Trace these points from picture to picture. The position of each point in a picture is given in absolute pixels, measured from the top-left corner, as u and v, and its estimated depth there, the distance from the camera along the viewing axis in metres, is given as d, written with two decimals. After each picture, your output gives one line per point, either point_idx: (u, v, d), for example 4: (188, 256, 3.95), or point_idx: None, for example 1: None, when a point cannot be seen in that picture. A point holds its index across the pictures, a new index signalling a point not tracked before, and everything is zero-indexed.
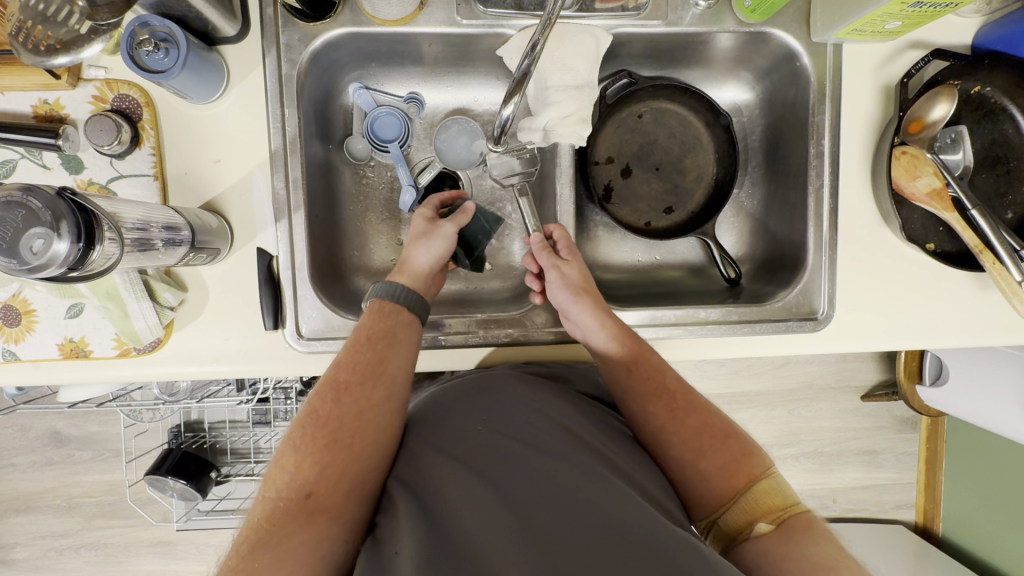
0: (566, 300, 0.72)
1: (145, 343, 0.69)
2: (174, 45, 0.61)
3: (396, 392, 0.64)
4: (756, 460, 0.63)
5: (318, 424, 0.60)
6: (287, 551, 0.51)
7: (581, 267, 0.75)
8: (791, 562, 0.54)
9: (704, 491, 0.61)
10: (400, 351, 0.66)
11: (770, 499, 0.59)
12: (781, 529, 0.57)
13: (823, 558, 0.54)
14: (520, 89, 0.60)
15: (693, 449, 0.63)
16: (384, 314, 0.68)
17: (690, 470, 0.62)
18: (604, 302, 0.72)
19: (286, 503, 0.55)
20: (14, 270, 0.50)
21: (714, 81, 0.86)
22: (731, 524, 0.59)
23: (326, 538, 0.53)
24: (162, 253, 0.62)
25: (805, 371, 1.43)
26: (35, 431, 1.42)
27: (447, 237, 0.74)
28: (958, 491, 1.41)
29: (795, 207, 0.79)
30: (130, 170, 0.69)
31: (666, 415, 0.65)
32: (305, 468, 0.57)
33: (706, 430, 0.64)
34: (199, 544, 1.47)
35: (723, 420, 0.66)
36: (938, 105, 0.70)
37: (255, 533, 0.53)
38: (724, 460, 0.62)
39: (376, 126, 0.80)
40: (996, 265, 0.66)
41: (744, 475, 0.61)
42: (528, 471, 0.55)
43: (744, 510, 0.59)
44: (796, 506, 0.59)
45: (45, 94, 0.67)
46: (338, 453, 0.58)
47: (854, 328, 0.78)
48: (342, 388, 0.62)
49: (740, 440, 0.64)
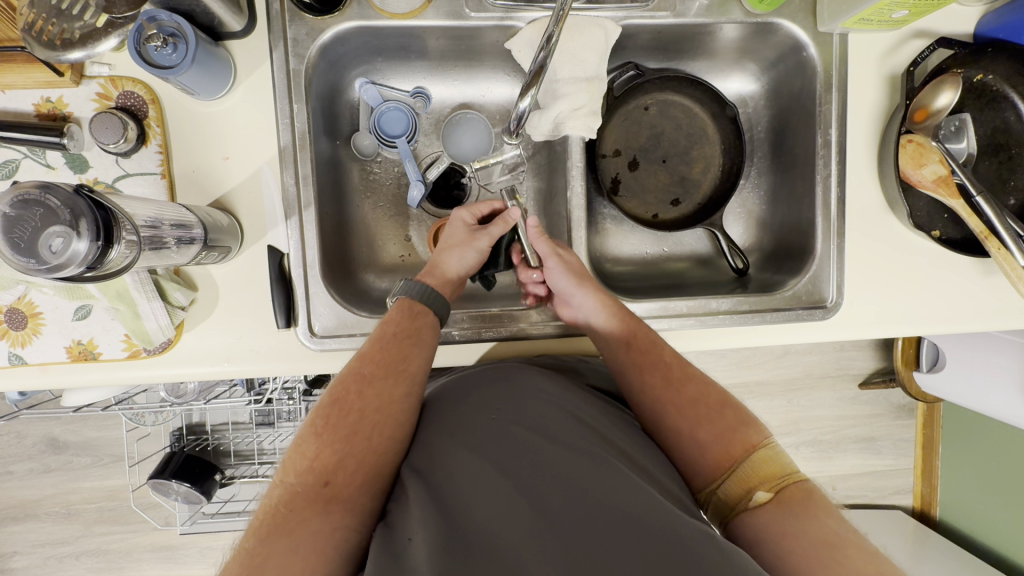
0: (567, 286, 0.73)
1: (156, 343, 0.69)
2: (183, 40, 0.60)
3: (417, 387, 0.64)
4: (753, 430, 0.62)
5: (340, 413, 0.60)
6: (303, 537, 0.50)
7: (579, 261, 0.76)
8: (793, 540, 0.52)
9: (701, 462, 0.61)
10: (423, 351, 0.66)
11: (766, 468, 0.58)
12: (780, 498, 0.56)
13: (825, 535, 0.52)
14: (538, 81, 0.60)
15: (688, 420, 0.63)
16: (412, 313, 0.68)
17: (687, 440, 0.62)
18: (603, 288, 0.74)
19: (304, 489, 0.55)
20: (31, 270, 0.49)
21: (719, 73, 0.87)
22: (730, 493, 0.58)
23: (341, 527, 0.52)
24: (175, 251, 0.61)
25: (805, 360, 1.45)
26: (31, 438, 1.40)
27: (481, 250, 0.76)
28: (956, 475, 1.43)
29: (802, 197, 0.80)
30: (136, 168, 0.68)
31: (662, 386, 0.65)
32: (325, 455, 0.57)
33: (701, 402, 0.64)
34: (202, 548, 1.45)
35: (718, 390, 0.66)
36: (942, 94, 0.71)
37: (271, 516, 0.53)
38: (720, 429, 0.62)
39: (383, 122, 0.79)
40: (1001, 250, 0.68)
41: (741, 443, 0.60)
42: (542, 458, 0.54)
43: (742, 481, 0.58)
44: (794, 475, 0.58)
45: (48, 92, 0.66)
46: (356, 444, 0.58)
47: (863, 315, 0.79)
48: (367, 380, 0.62)
49: (736, 410, 0.63)
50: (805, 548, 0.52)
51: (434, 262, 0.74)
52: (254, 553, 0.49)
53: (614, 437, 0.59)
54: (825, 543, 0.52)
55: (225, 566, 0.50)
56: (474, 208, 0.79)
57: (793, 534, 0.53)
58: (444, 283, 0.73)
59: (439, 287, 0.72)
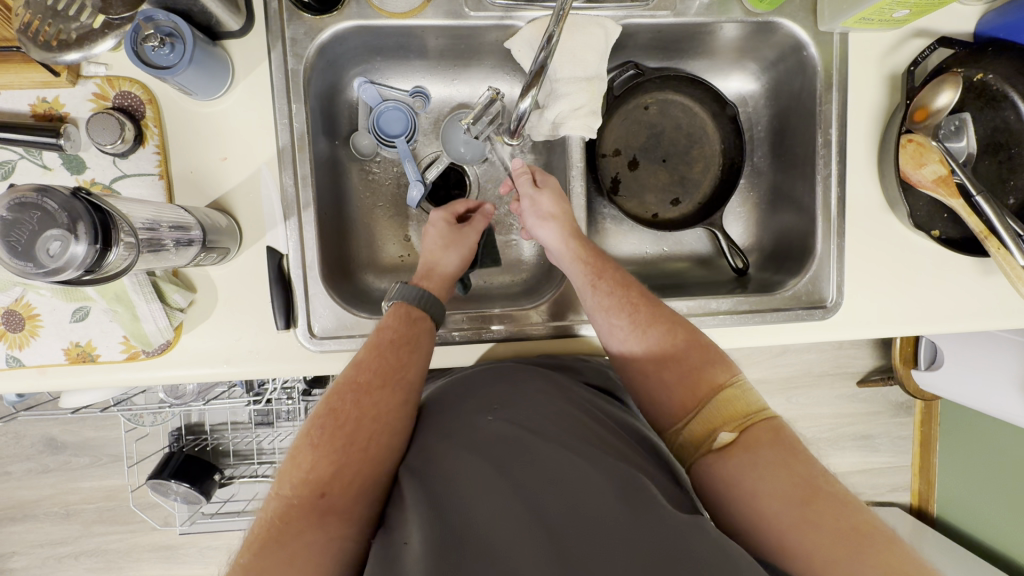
0: (533, 220, 0.74)
1: (155, 346, 0.68)
2: (180, 40, 0.60)
3: (413, 396, 0.64)
4: (722, 369, 0.61)
5: (337, 423, 0.59)
6: (300, 552, 0.50)
7: (555, 191, 0.75)
8: (752, 479, 0.52)
9: (668, 402, 0.61)
10: (419, 358, 0.66)
11: (731, 408, 0.58)
12: (744, 436, 0.55)
13: (791, 476, 0.51)
14: (538, 81, 0.60)
15: (655, 360, 0.63)
16: (409, 319, 0.68)
17: (653, 380, 0.63)
18: (577, 230, 0.73)
19: (299, 501, 0.54)
20: (29, 273, 0.49)
21: (720, 72, 0.87)
22: (694, 434, 0.58)
23: (339, 540, 0.52)
24: (173, 253, 0.60)
25: (803, 358, 1.45)
26: (29, 438, 1.39)
27: (471, 245, 0.76)
28: (953, 472, 1.43)
29: (802, 195, 0.80)
30: (133, 169, 0.67)
31: (629, 327, 0.66)
32: (321, 466, 0.56)
33: (668, 340, 0.64)
34: (201, 547, 1.45)
35: (688, 329, 0.65)
36: (942, 92, 0.71)
37: (266, 530, 0.52)
38: (686, 369, 0.62)
39: (382, 121, 0.79)
40: (1001, 250, 0.68)
41: (708, 383, 0.60)
42: (537, 459, 0.54)
43: (707, 421, 0.58)
44: (762, 414, 0.57)
45: (44, 92, 0.66)
46: (353, 454, 0.57)
47: (862, 315, 0.79)
48: (363, 389, 0.62)
49: (705, 349, 0.63)
50: (763, 482, 0.52)
51: (428, 266, 0.74)
52: (249, 569, 0.48)
53: (611, 438, 0.59)
54: (790, 483, 0.51)
55: None
56: (450, 207, 0.79)
57: (752, 471, 0.53)
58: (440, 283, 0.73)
59: (438, 290, 0.73)
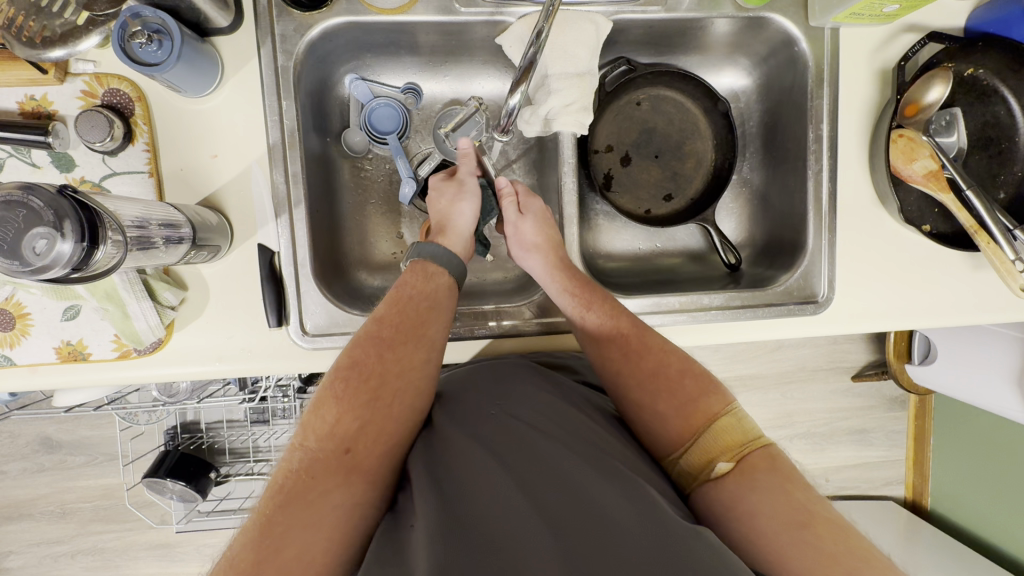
0: (520, 251, 0.74)
1: (146, 343, 0.68)
2: (168, 36, 0.59)
3: (435, 355, 0.64)
4: (717, 398, 0.60)
5: (359, 378, 0.59)
6: (326, 507, 0.51)
7: (537, 217, 0.75)
8: (759, 511, 0.51)
9: (663, 434, 0.60)
10: (440, 316, 0.66)
11: (728, 436, 0.57)
12: (741, 466, 0.55)
13: (792, 505, 0.51)
14: (527, 77, 0.61)
15: (650, 391, 0.62)
16: (426, 275, 0.68)
17: (648, 412, 0.61)
18: (564, 256, 0.73)
19: (324, 455, 0.54)
20: (15, 272, 0.48)
21: (712, 67, 0.87)
22: (692, 464, 0.57)
23: (363, 498, 0.53)
24: (163, 251, 0.60)
25: (797, 354, 1.46)
26: (24, 438, 1.39)
27: (476, 194, 0.75)
28: (947, 466, 1.44)
29: (794, 191, 0.80)
30: (123, 167, 0.67)
31: (622, 360, 0.65)
32: (345, 421, 0.56)
33: (662, 371, 0.63)
34: (198, 545, 1.45)
35: (681, 358, 0.65)
36: (933, 87, 0.71)
37: (291, 482, 0.52)
38: (681, 401, 0.61)
39: (374, 118, 0.79)
40: (990, 245, 0.68)
41: (703, 413, 0.59)
42: (542, 456, 0.54)
43: (704, 450, 0.57)
44: (759, 441, 0.57)
45: (32, 90, 0.65)
46: (377, 410, 0.58)
47: (854, 310, 0.79)
48: (386, 346, 0.62)
49: (699, 378, 0.62)
50: (771, 517, 0.51)
51: (440, 225, 0.73)
52: (275, 519, 0.49)
53: (613, 441, 0.59)
54: (791, 514, 0.51)
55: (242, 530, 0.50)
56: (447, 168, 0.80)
57: (758, 505, 0.52)
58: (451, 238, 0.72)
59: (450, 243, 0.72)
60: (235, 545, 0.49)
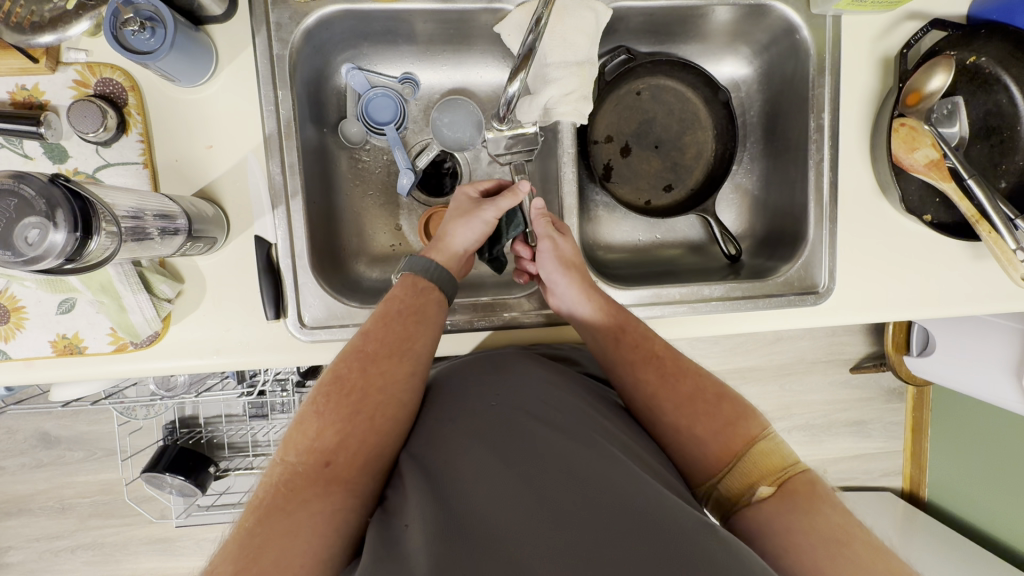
0: (555, 273, 0.71)
1: (143, 337, 0.67)
2: (161, 24, 0.58)
3: (422, 367, 0.63)
4: (753, 422, 0.60)
5: (342, 392, 0.59)
6: (304, 517, 0.50)
7: (575, 242, 0.74)
8: (800, 536, 0.51)
9: (701, 457, 0.58)
10: (427, 328, 0.65)
11: (769, 460, 0.56)
12: (783, 492, 0.54)
13: (834, 531, 0.51)
14: (527, 64, 0.60)
15: (687, 415, 0.60)
16: (416, 290, 0.68)
17: (684, 437, 0.60)
18: (590, 277, 0.73)
19: (304, 468, 0.54)
20: (8, 262, 0.48)
21: (713, 57, 0.86)
22: (731, 490, 0.56)
23: (344, 507, 0.52)
24: (158, 242, 0.59)
25: (796, 346, 1.46)
26: (22, 433, 1.38)
27: (487, 221, 0.73)
28: (945, 457, 1.45)
29: (794, 181, 0.80)
30: (117, 158, 0.66)
31: (658, 381, 0.63)
32: (327, 434, 0.56)
33: (698, 396, 0.62)
34: (198, 539, 1.45)
35: (716, 382, 0.63)
36: (936, 75, 0.70)
37: (271, 495, 0.52)
38: (719, 424, 0.59)
39: (371, 108, 0.78)
40: (993, 234, 0.68)
41: (742, 436, 0.58)
42: (542, 447, 0.53)
43: (745, 475, 0.56)
44: (797, 466, 0.56)
45: (23, 80, 0.64)
46: (359, 423, 0.57)
47: (854, 302, 0.79)
48: (370, 359, 0.61)
49: (734, 401, 0.61)
50: (811, 544, 0.50)
51: (439, 234, 0.72)
52: (253, 532, 0.49)
53: (614, 430, 0.58)
54: (830, 537, 0.50)
55: (222, 545, 0.50)
56: (484, 184, 0.78)
57: (797, 529, 0.51)
58: (447, 257, 0.71)
59: (442, 261, 0.71)
60: (217, 557, 0.48)
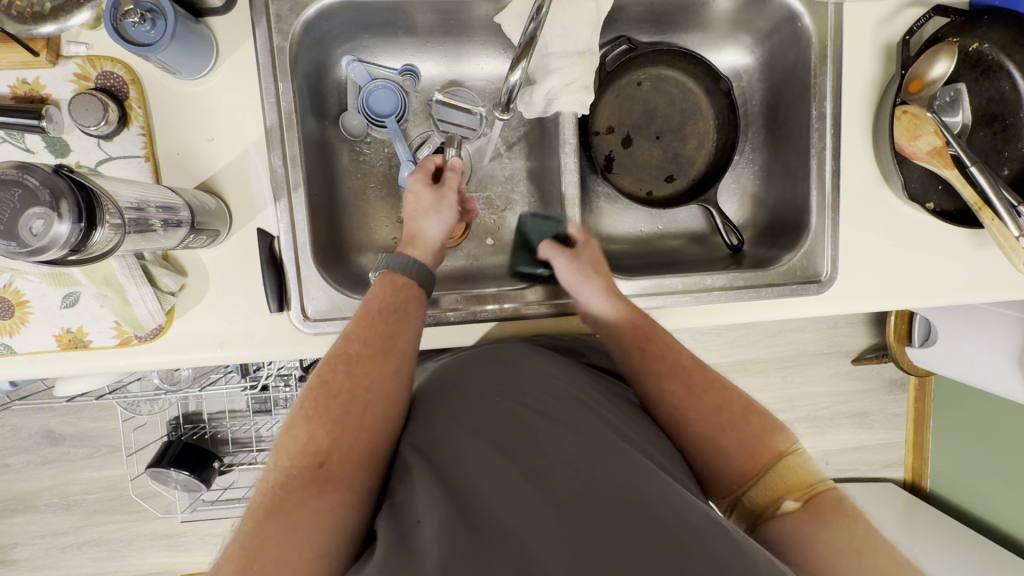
0: (573, 283, 0.73)
1: (146, 330, 0.68)
2: (161, 16, 0.58)
3: (407, 363, 0.63)
4: (780, 436, 0.60)
5: (329, 395, 0.59)
6: (300, 516, 0.50)
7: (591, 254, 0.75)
8: (822, 549, 0.51)
9: (726, 468, 0.58)
10: (409, 325, 0.65)
11: (797, 475, 0.56)
12: (808, 507, 0.54)
13: (859, 546, 0.50)
14: (528, 53, 0.60)
15: (713, 427, 0.60)
16: (396, 288, 0.67)
17: (708, 447, 0.60)
18: (615, 286, 0.73)
19: (299, 471, 0.54)
20: (14, 253, 0.48)
21: (714, 46, 0.86)
22: (756, 501, 0.56)
23: (341, 505, 0.52)
24: (161, 234, 0.60)
25: (798, 338, 1.46)
26: (27, 430, 1.39)
27: (454, 208, 0.75)
28: (947, 448, 1.45)
29: (796, 171, 0.80)
30: (119, 151, 0.66)
31: (683, 394, 0.63)
32: (317, 437, 0.56)
33: (725, 408, 0.61)
34: (203, 535, 1.46)
35: (743, 395, 0.63)
36: (937, 63, 0.70)
37: (266, 501, 0.51)
38: (746, 437, 0.59)
39: (372, 101, 0.77)
40: (995, 222, 0.68)
41: (769, 450, 0.58)
42: (547, 441, 0.53)
43: (771, 487, 0.56)
44: (825, 483, 0.56)
45: (24, 73, 0.64)
46: (349, 423, 0.57)
47: (856, 291, 0.79)
48: (355, 360, 0.61)
49: (761, 414, 0.61)
50: (835, 559, 0.50)
51: (411, 233, 0.72)
52: (250, 538, 0.48)
53: (620, 424, 0.58)
54: (854, 553, 0.50)
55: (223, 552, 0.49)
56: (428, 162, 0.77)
57: (822, 543, 0.51)
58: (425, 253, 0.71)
59: (421, 258, 0.71)
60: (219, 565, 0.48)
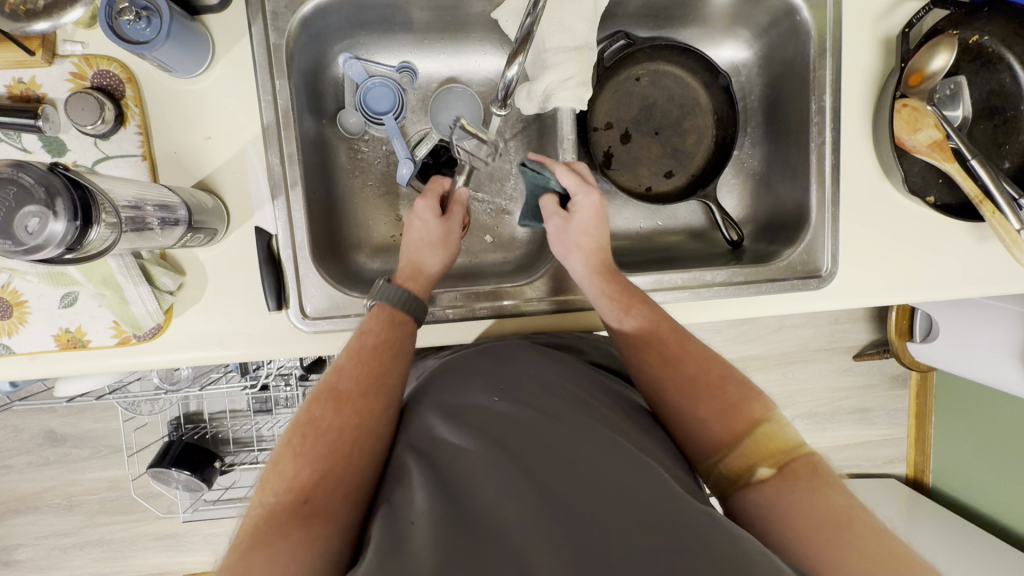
0: (560, 250, 0.73)
1: (145, 330, 0.67)
2: (156, 14, 0.58)
3: (397, 398, 0.61)
4: (757, 404, 0.60)
5: (315, 430, 0.56)
6: (279, 555, 0.46)
7: (590, 206, 0.73)
8: (796, 512, 0.50)
9: (703, 437, 0.58)
10: (400, 360, 0.63)
11: (772, 443, 0.56)
12: (783, 473, 0.54)
13: (835, 513, 0.50)
14: (525, 48, 0.59)
15: (688, 395, 0.60)
16: (388, 323, 0.66)
17: (685, 417, 0.60)
18: (606, 254, 0.72)
19: (281, 510, 0.50)
20: (10, 252, 0.48)
21: (713, 41, 0.85)
22: (732, 468, 0.56)
23: (324, 544, 0.48)
24: (158, 233, 0.59)
25: (799, 334, 1.45)
26: (29, 432, 1.39)
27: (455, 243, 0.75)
28: (949, 443, 1.45)
29: (796, 166, 0.79)
30: (116, 151, 0.66)
31: (660, 362, 0.63)
32: (302, 474, 0.52)
33: (702, 375, 0.61)
34: (205, 534, 1.46)
35: (722, 365, 0.63)
36: (938, 54, 0.70)
37: (245, 544, 0.47)
38: (723, 405, 0.59)
39: (370, 99, 0.77)
40: (995, 214, 0.67)
41: (745, 418, 0.58)
42: (545, 444, 0.53)
43: (747, 455, 0.56)
44: (802, 450, 0.56)
45: (20, 73, 0.64)
46: (336, 459, 0.54)
47: (857, 286, 0.78)
48: (344, 394, 0.59)
49: (740, 383, 0.61)
50: (809, 522, 0.49)
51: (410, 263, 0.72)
52: None
53: (619, 422, 0.58)
54: (829, 518, 0.49)
55: None
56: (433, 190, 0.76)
57: (796, 507, 0.51)
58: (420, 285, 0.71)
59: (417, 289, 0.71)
60: None
